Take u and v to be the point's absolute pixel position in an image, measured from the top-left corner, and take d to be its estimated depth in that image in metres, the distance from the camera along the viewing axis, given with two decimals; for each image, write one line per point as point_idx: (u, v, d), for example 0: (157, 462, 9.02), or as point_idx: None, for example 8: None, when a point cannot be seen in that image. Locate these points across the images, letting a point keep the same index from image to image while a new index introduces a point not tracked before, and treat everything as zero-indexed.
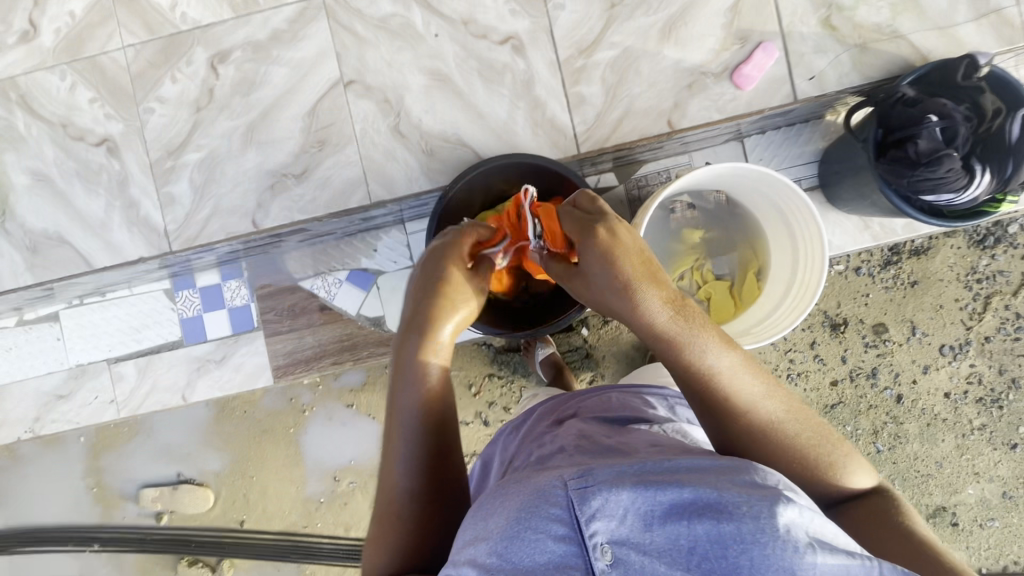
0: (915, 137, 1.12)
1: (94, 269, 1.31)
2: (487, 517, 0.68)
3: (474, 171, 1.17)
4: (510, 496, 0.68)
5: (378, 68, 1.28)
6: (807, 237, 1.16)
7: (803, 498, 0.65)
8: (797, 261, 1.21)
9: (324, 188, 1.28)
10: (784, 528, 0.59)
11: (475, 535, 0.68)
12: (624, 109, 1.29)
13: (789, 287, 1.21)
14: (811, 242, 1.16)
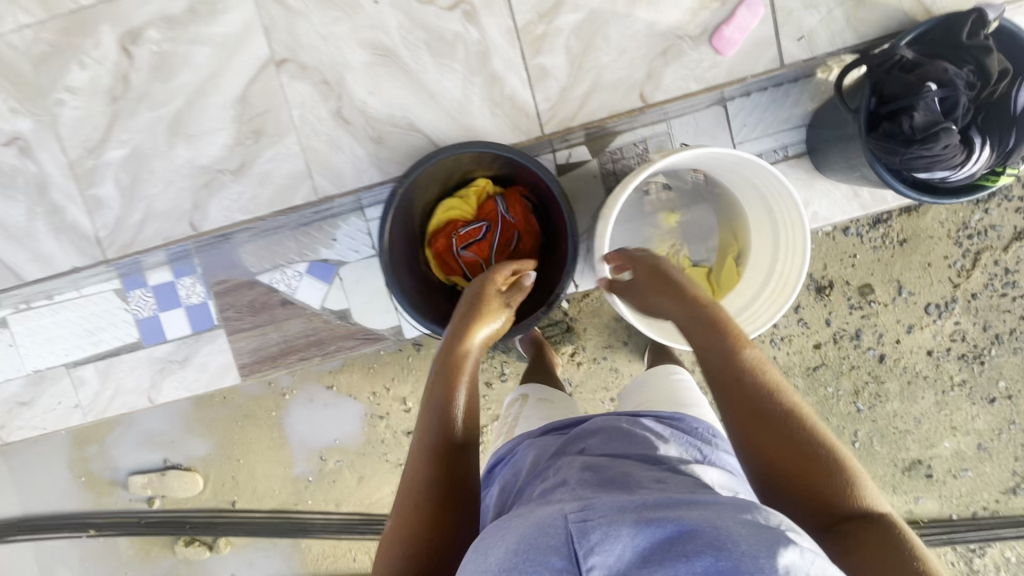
0: (911, 109, 1.00)
1: (29, 283, 1.25)
2: (487, 550, 0.69)
3: (425, 164, 0.99)
4: (510, 533, 0.69)
5: (312, 43, 1.17)
6: (790, 222, 1.10)
7: (807, 539, 0.64)
8: (775, 247, 1.15)
9: (265, 186, 1.20)
10: (784, 568, 0.58)
11: (476, 566, 0.68)
12: (591, 82, 1.18)
13: (769, 276, 1.16)
14: (793, 229, 1.09)
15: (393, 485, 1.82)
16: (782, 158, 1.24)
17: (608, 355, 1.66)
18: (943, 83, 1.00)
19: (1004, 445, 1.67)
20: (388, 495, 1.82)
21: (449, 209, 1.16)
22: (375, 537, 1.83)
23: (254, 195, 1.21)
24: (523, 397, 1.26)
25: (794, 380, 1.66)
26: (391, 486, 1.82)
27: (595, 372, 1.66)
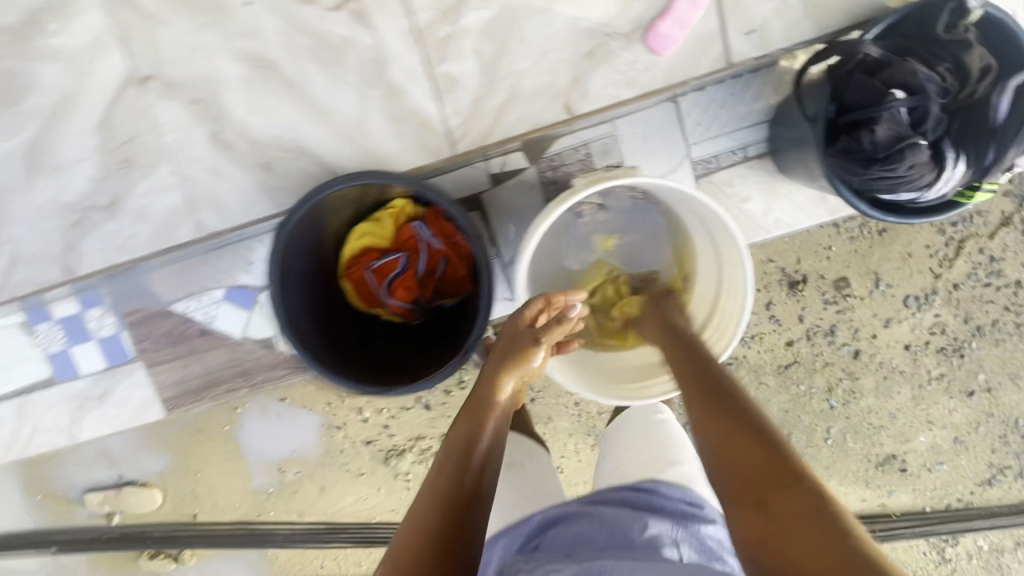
0: (873, 121, 0.69)
1: None
2: None
3: (304, 206, 0.77)
4: None
5: (179, 56, 0.95)
6: (734, 255, 0.86)
7: None
8: (718, 291, 0.91)
9: (142, 223, 1.02)
10: None
11: None
12: (507, 93, 0.95)
13: (715, 308, 0.91)
14: (737, 264, 0.85)
15: (356, 494, 1.77)
16: (742, 161, 1.02)
17: None
18: (909, 88, 0.68)
19: (981, 438, 1.61)
20: (351, 504, 1.78)
21: (361, 236, 0.94)
22: (341, 546, 1.80)
23: (136, 232, 1.03)
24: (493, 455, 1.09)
25: (765, 379, 1.57)
26: (354, 495, 1.77)
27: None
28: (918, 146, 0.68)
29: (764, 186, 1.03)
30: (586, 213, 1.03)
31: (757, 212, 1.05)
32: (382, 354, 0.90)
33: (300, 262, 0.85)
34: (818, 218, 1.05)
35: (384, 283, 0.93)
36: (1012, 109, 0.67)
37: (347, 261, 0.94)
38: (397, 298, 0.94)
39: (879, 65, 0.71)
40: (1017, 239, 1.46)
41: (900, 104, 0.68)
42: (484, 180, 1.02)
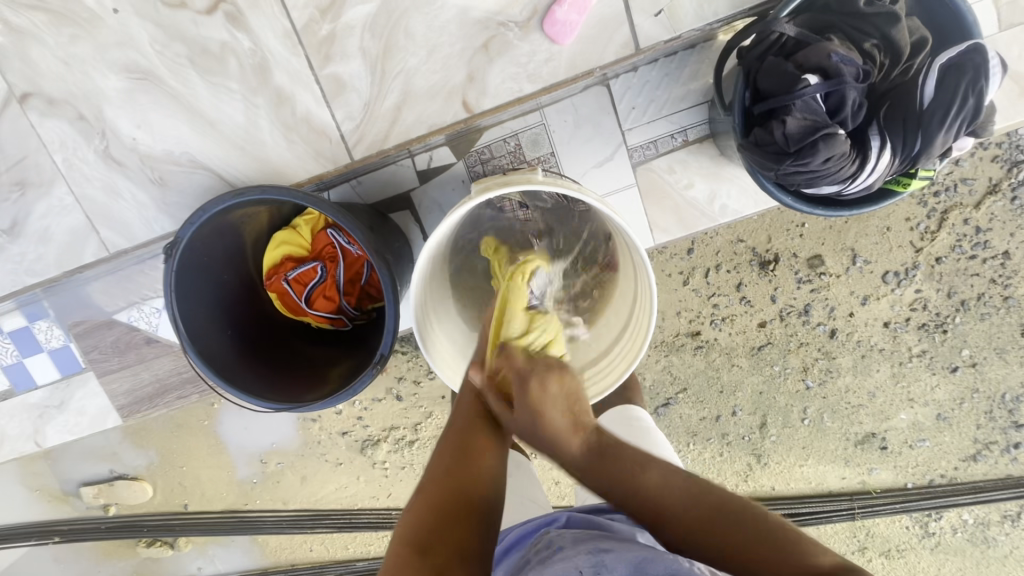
0: (786, 110, 0.62)
1: None
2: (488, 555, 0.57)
3: (190, 227, 0.72)
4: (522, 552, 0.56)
5: (43, 70, 0.75)
6: (640, 263, 0.79)
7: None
8: (634, 303, 0.84)
9: (47, 246, 0.82)
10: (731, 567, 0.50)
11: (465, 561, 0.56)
12: (399, 93, 0.79)
13: (624, 329, 0.84)
14: (642, 269, 0.78)
15: (336, 482, 1.81)
16: (682, 147, 0.95)
17: None
18: (824, 72, 0.61)
19: (966, 414, 1.54)
20: (334, 491, 1.82)
21: (278, 247, 0.91)
22: (326, 531, 1.85)
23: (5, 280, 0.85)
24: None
25: (736, 361, 1.52)
26: (334, 484, 1.81)
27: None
28: (835, 136, 0.61)
29: (707, 173, 0.97)
30: (510, 209, 0.96)
31: (701, 199, 0.98)
32: (303, 362, 0.90)
33: (208, 280, 0.82)
34: (767, 203, 0.98)
35: (304, 294, 0.90)
36: (939, 89, 0.60)
37: (267, 270, 0.92)
38: (318, 308, 0.91)
39: (796, 46, 0.64)
40: (1005, 207, 1.36)
41: (815, 91, 0.61)
42: (411, 178, 0.96)
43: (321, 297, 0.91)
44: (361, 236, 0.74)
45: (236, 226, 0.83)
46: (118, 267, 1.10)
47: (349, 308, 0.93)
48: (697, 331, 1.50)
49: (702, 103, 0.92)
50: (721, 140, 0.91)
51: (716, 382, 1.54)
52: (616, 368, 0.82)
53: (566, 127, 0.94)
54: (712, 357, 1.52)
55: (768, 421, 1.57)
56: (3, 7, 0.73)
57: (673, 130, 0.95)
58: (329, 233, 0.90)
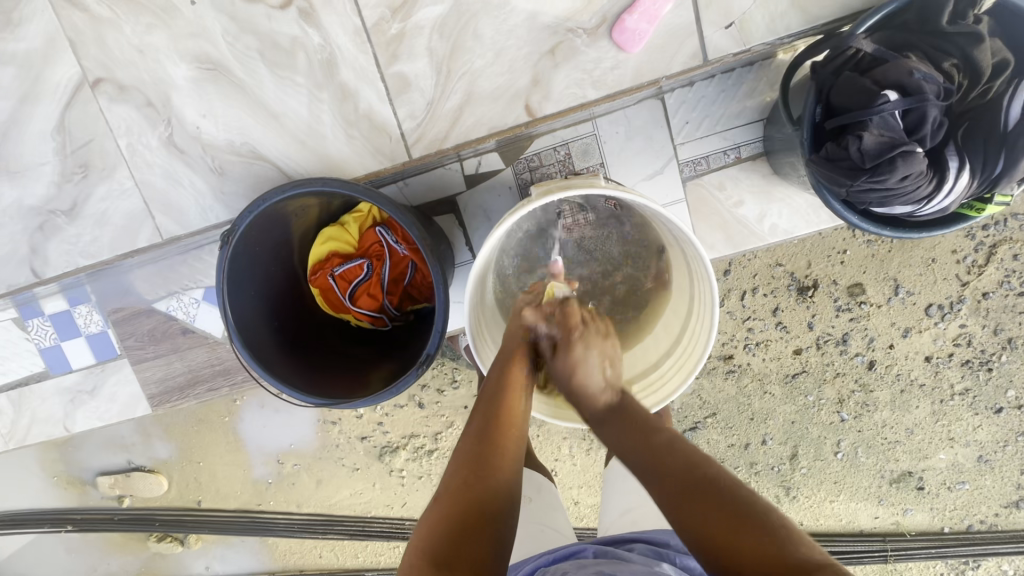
0: (863, 125, 0.61)
1: None
2: None
3: (247, 217, 0.71)
4: None
5: (123, 56, 0.77)
6: (700, 273, 0.78)
7: None
8: (690, 308, 0.82)
9: (104, 229, 0.83)
10: None
11: None
12: (463, 94, 0.79)
13: (676, 345, 0.83)
14: (704, 280, 0.77)
15: (351, 488, 1.78)
16: (734, 163, 0.94)
17: None
18: (903, 88, 0.60)
19: (1009, 457, 1.48)
20: (348, 497, 1.79)
21: (325, 242, 0.91)
22: (338, 538, 1.82)
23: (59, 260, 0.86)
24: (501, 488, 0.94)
25: (769, 388, 1.47)
26: (350, 489, 1.78)
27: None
28: (914, 154, 0.59)
29: (758, 192, 0.95)
30: (568, 214, 0.96)
31: (751, 218, 0.96)
32: (341, 359, 0.89)
33: (258, 271, 0.82)
34: (819, 225, 0.95)
35: (348, 290, 0.90)
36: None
37: (313, 265, 0.92)
38: (361, 305, 0.91)
39: (874, 63, 0.62)
40: None
41: (895, 107, 0.59)
42: (458, 182, 0.96)
43: (364, 293, 0.91)
44: (416, 233, 0.74)
45: (289, 218, 0.83)
46: (160, 255, 1.11)
47: (390, 307, 0.93)
48: (731, 354, 1.46)
49: (758, 121, 0.91)
50: (777, 159, 0.89)
51: (747, 408, 1.49)
52: (668, 383, 0.80)
53: (618, 138, 0.93)
54: (745, 383, 1.48)
55: (799, 452, 1.51)
56: None
57: (726, 146, 0.93)
58: (377, 232, 0.90)
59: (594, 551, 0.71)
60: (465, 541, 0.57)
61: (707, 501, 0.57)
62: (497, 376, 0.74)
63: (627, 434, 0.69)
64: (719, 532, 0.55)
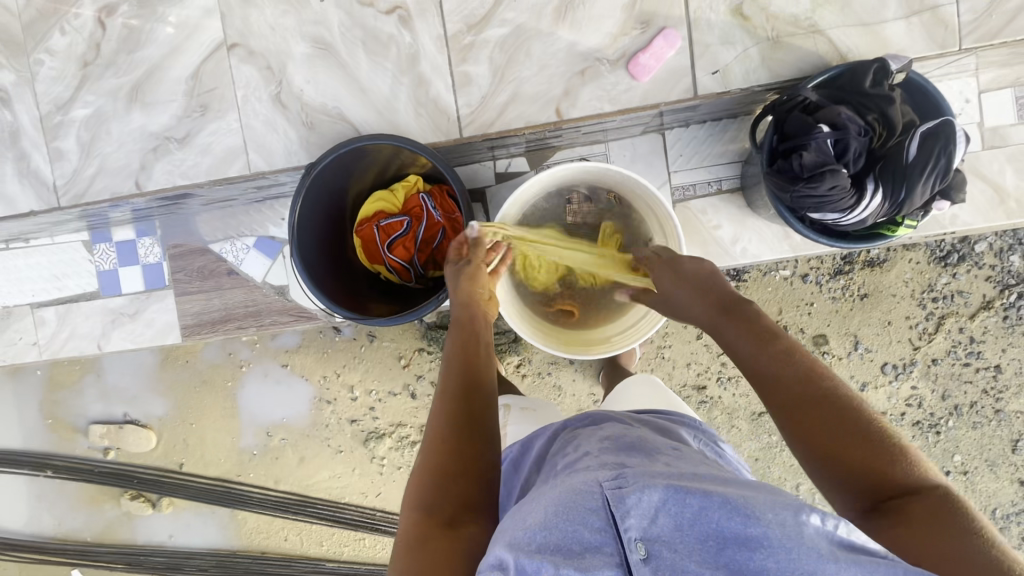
0: (802, 148, 0.83)
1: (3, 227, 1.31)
2: (524, 515, 0.57)
3: (331, 154, 0.92)
4: (542, 501, 0.57)
5: (261, 31, 1.03)
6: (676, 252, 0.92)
7: (809, 519, 0.49)
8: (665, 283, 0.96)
9: (206, 157, 1.07)
10: (811, 537, 0.48)
11: (514, 526, 0.56)
12: (509, 94, 1.03)
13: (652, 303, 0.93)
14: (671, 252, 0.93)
15: (331, 471, 1.76)
16: (716, 193, 1.13)
17: (553, 371, 1.43)
18: (834, 125, 0.82)
19: None
20: (325, 479, 1.76)
21: (375, 202, 1.10)
22: (307, 520, 1.78)
23: (170, 172, 1.08)
24: (505, 407, 1.15)
25: (736, 423, 1.47)
26: (329, 472, 1.76)
27: (538, 387, 1.43)
28: (839, 172, 0.80)
29: (735, 218, 1.14)
30: (575, 203, 1.03)
31: (726, 239, 1.14)
32: (362, 299, 1.07)
33: (321, 206, 1.02)
34: (781, 252, 1.14)
35: (387, 241, 1.08)
36: (920, 149, 0.79)
37: (361, 218, 1.11)
38: (395, 255, 1.08)
39: (816, 109, 0.85)
40: (998, 323, 1.39)
41: (827, 138, 0.81)
42: (489, 176, 1.14)
43: (401, 247, 1.08)
44: (457, 187, 0.95)
45: (357, 171, 1.04)
46: (225, 203, 1.29)
47: (417, 266, 1.10)
48: (704, 385, 1.46)
49: (739, 160, 1.11)
50: (752, 191, 1.08)
51: None
52: (643, 331, 0.93)
53: (626, 161, 1.13)
54: (714, 415, 1.48)
55: None
56: None
57: (710, 179, 1.13)
58: (422, 200, 1.08)
59: (614, 434, 0.74)
60: (455, 487, 0.66)
61: (830, 420, 0.59)
62: (457, 338, 0.82)
63: (749, 343, 0.68)
64: (841, 450, 0.58)
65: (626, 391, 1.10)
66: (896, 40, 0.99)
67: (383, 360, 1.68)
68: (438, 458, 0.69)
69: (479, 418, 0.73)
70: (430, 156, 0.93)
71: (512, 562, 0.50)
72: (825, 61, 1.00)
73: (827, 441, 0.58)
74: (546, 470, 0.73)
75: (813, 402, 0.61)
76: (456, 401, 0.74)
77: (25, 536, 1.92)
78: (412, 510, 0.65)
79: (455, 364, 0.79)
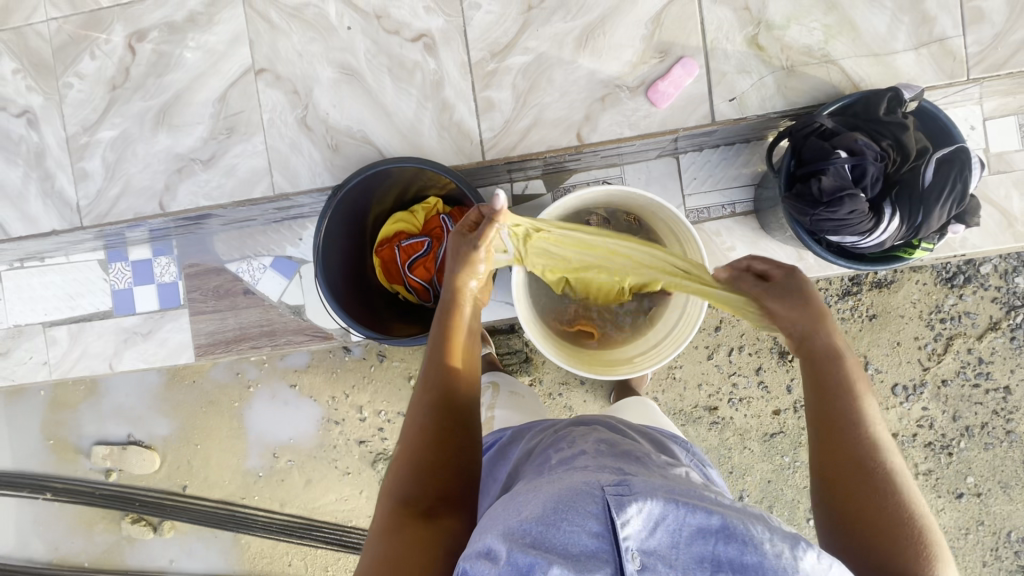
0: (821, 173, 0.85)
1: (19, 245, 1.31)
2: (519, 505, 0.57)
3: (358, 176, 0.94)
4: (534, 496, 0.57)
5: (289, 57, 1.06)
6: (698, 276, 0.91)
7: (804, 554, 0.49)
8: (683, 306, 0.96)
9: (229, 178, 1.08)
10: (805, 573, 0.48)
11: (502, 516, 0.56)
12: (531, 119, 1.05)
13: (675, 326, 0.94)
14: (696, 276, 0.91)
15: (338, 493, 1.73)
16: (730, 216, 1.15)
17: (564, 391, 1.42)
18: (851, 151, 0.84)
19: (971, 547, 1.45)
20: (332, 502, 1.73)
21: (396, 222, 1.12)
22: (311, 545, 1.75)
23: (194, 193, 1.10)
24: (493, 387, 1.16)
25: (748, 445, 1.47)
26: (336, 494, 1.73)
27: (550, 408, 1.43)
28: (858, 196, 0.82)
29: (749, 240, 1.15)
30: (593, 224, 1.04)
31: (741, 260, 1.15)
32: (381, 319, 1.07)
33: (344, 226, 1.03)
34: None
35: (408, 260, 1.08)
36: (935, 175, 0.82)
37: (381, 239, 1.12)
38: (415, 275, 1.09)
39: (831, 135, 0.88)
40: (1005, 344, 1.40)
41: (844, 163, 0.84)
42: (507, 199, 1.15)
43: (422, 267, 1.08)
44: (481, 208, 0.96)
45: (379, 192, 1.05)
46: (243, 224, 1.30)
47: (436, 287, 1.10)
48: (714, 406, 1.46)
49: (751, 184, 1.13)
50: (764, 214, 1.10)
51: (726, 461, 1.48)
52: (662, 353, 0.92)
53: (642, 183, 1.16)
54: (726, 436, 1.47)
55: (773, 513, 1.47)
56: (280, 15, 1.05)
57: (723, 202, 1.15)
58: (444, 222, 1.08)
59: (610, 439, 0.74)
60: (431, 481, 0.66)
61: (869, 478, 0.60)
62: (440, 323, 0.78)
63: (834, 379, 0.66)
64: (867, 509, 0.59)
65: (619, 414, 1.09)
66: (906, 70, 1.03)
67: (393, 380, 1.67)
68: (415, 448, 0.68)
69: (461, 411, 0.71)
70: (457, 178, 0.95)
71: (505, 556, 0.50)
72: (837, 89, 1.03)
73: (856, 500, 0.59)
74: (527, 466, 0.73)
75: (858, 458, 0.61)
76: (435, 390, 0.71)
77: (21, 560, 1.87)
78: (386, 498, 0.65)
79: (439, 352, 0.75)
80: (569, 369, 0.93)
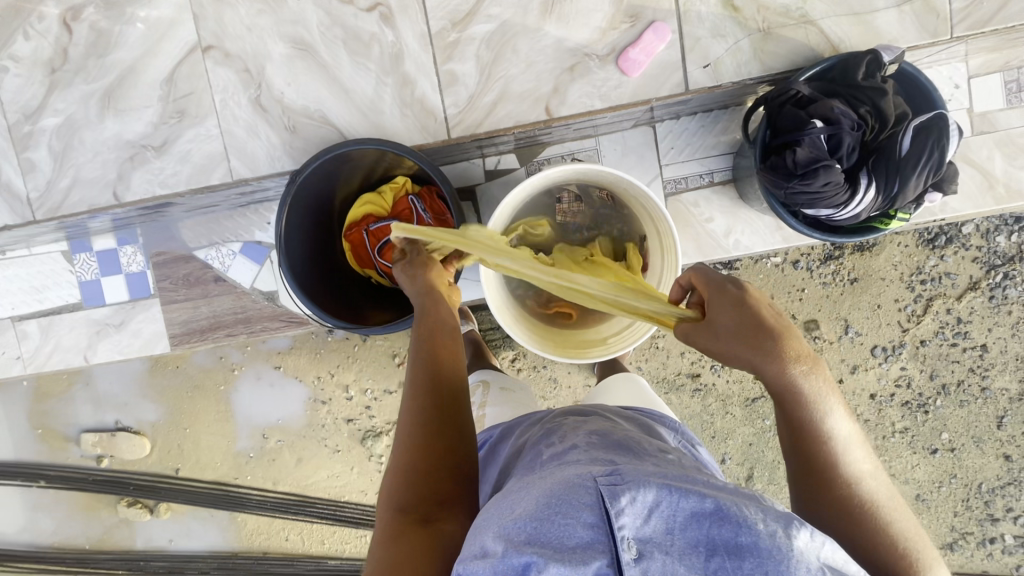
0: (795, 144, 0.82)
1: None
2: (512, 504, 0.57)
3: (315, 161, 0.89)
4: (526, 494, 0.57)
5: (237, 32, 1.00)
6: (669, 252, 0.88)
7: (799, 533, 0.50)
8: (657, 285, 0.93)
9: (184, 165, 1.03)
10: (798, 551, 0.49)
11: (499, 515, 0.56)
12: (497, 93, 1.01)
13: None
14: (667, 253, 0.88)
15: (330, 470, 1.75)
16: (708, 186, 1.12)
17: (548, 365, 1.43)
18: (827, 119, 0.82)
19: (945, 499, 1.50)
20: (325, 479, 1.76)
21: (363, 205, 1.08)
22: (307, 520, 1.78)
23: (148, 181, 1.05)
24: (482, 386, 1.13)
25: (730, 409, 1.49)
26: (328, 471, 1.75)
27: (534, 381, 1.43)
28: (833, 167, 0.80)
29: (727, 210, 1.12)
30: (566, 201, 1.01)
31: (719, 232, 1.13)
32: (354, 305, 1.05)
33: (308, 211, 0.99)
34: (773, 244, 1.13)
35: (377, 245, 1.06)
36: (913, 143, 0.79)
37: (349, 222, 1.09)
38: (385, 260, 1.06)
39: (807, 103, 0.84)
40: (984, 304, 1.41)
41: (820, 133, 0.81)
42: (479, 174, 1.11)
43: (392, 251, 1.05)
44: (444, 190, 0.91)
45: (343, 175, 1.01)
46: (208, 209, 1.25)
47: None
48: (697, 373, 1.47)
49: (728, 153, 1.10)
50: (742, 182, 1.08)
51: (709, 427, 1.50)
52: (635, 333, 0.91)
53: (618, 155, 1.12)
54: (708, 402, 1.49)
55: (755, 474, 1.51)
56: None
57: (699, 172, 1.12)
58: (412, 203, 1.04)
59: (602, 428, 0.73)
60: (430, 490, 0.64)
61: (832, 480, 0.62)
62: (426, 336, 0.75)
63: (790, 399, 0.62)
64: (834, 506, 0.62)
65: (608, 393, 1.08)
66: (887, 29, 0.99)
67: (378, 358, 1.67)
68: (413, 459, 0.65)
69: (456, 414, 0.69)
70: (416, 159, 0.90)
71: (500, 554, 0.50)
72: (816, 52, 0.99)
73: (831, 528, 0.62)
74: (519, 462, 0.73)
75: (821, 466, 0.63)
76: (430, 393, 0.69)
77: (22, 546, 1.89)
78: (385, 508, 0.63)
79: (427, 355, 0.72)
80: (537, 352, 0.92)
